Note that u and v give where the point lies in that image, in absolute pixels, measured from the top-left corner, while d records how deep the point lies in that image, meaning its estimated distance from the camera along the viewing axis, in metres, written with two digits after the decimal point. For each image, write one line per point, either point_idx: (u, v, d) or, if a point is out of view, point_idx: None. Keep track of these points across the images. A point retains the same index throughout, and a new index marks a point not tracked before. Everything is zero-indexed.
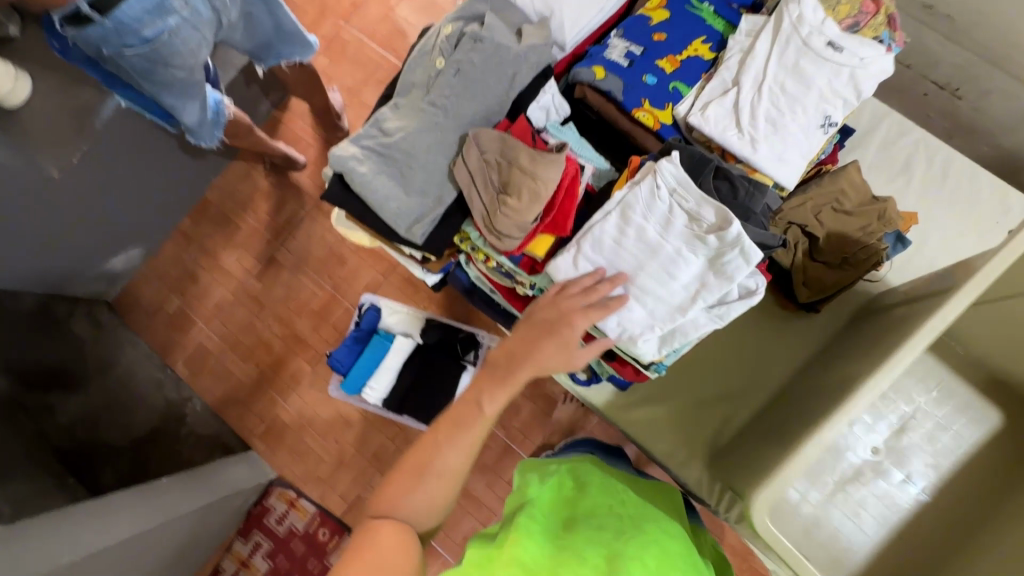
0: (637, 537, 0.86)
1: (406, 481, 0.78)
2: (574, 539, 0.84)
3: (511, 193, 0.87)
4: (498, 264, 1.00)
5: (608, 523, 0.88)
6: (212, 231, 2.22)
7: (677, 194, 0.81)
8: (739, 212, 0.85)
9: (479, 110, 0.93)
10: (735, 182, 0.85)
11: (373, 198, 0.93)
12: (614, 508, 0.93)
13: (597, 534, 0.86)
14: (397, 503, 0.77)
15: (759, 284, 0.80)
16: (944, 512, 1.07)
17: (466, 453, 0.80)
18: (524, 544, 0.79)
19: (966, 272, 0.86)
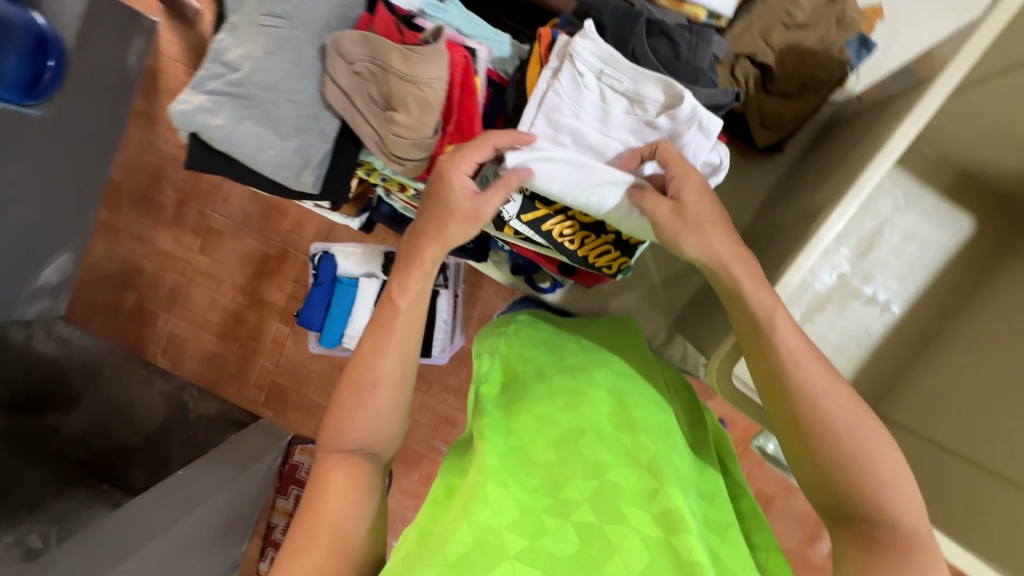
0: (597, 393, 0.71)
1: (349, 403, 0.68)
2: (534, 428, 0.68)
3: (398, 106, 0.72)
4: (416, 191, 0.88)
5: (574, 392, 0.72)
6: (135, 215, 2.00)
7: (610, 76, 0.70)
8: (687, 76, 0.73)
9: (333, 8, 0.75)
10: (673, 37, 0.72)
11: (243, 153, 0.78)
12: (565, 364, 0.79)
13: (560, 410, 0.69)
14: (348, 431, 0.67)
15: (724, 156, 0.69)
16: (914, 324, 1.00)
17: (403, 354, 0.70)
18: (490, 451, 0.63)
19: (930, 64, 0.73)
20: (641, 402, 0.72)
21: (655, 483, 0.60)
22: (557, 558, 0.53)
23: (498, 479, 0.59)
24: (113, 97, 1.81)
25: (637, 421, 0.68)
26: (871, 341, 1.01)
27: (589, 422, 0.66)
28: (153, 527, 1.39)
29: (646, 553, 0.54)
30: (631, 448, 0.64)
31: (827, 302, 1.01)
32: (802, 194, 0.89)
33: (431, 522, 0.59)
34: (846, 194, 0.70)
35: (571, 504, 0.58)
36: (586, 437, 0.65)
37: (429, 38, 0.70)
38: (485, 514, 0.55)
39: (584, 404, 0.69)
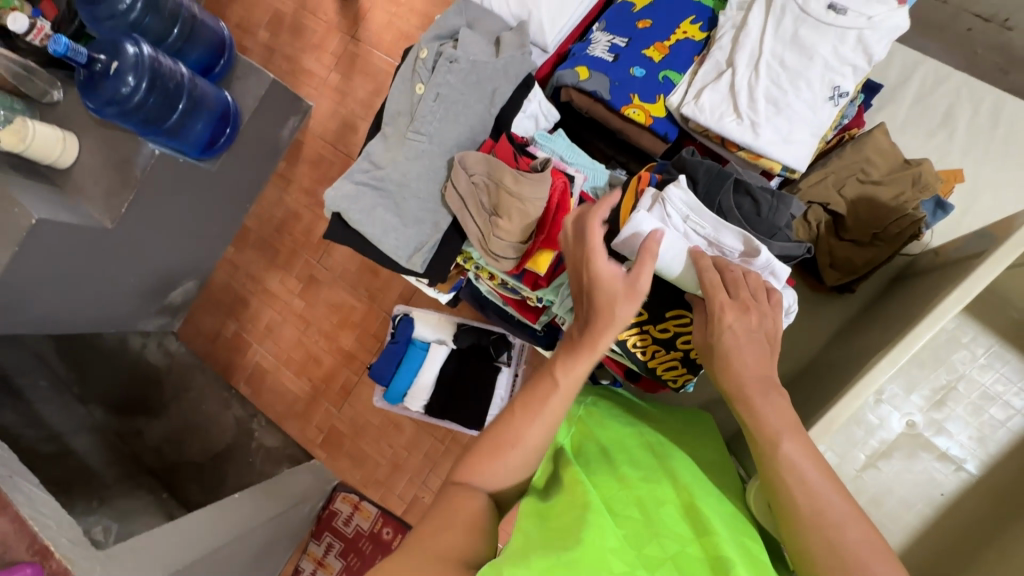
0: (680, 468, 0.72)
1: (488, 453, 0.68)
2: (615, 483, 0.69)
3: (502, 214, 0.86)
4: (503, 281, 1.01)
5: (652, 463, 0.73)
6: (254, 256, 2.28)
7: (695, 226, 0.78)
8: (765, 230, 0.82)
9: (465, 133, 0.94)
10: (756, 198, 0.81)
11: (372, 232, 0.95)
12: (647, 439, 0.79)
13: (641, 473, 0.70)
14: (481, 480, 0.68)
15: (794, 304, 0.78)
16: (993, 490, 0.94)
17: (550, 426, 0.68)
18: (581, 488, 0.65)
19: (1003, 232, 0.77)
20: (714, 487, 0.72)
21: (726, 550, 0.59)
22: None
23: (596, 513, 0.61)
24: (263, 161, 2.13)
25: (715, 501, 0.68)
26: (943, 501, 0.95)
27: (668, 492, 0.67)
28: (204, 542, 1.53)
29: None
30: (704, 515, 0.64)
31: (894, 450, 0.98)
32: (867, 335, 0.91)
33: (529, 536, 0.61)
34: (897, 347, 0.74)
35: (655, 560, 0.59)
36: (668, 504, 0.65)
37: (539, 166, 0.86)
38: (585, 533, 0.57)
39: (664, 475, 0.70)
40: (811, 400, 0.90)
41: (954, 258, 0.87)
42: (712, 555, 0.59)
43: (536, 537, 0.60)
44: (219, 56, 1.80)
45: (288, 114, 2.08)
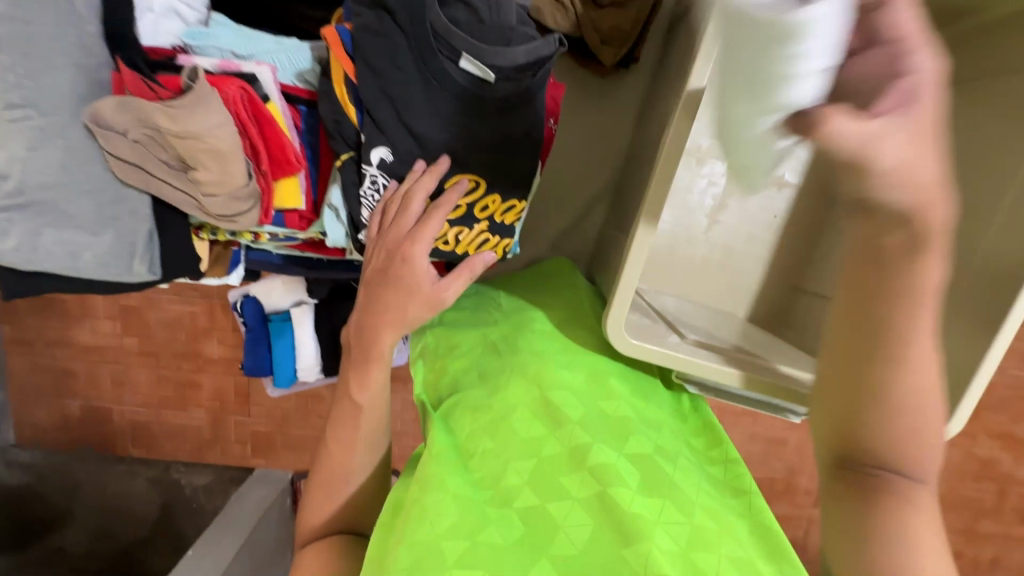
0: (524, 360, 0.67)
1: (319, 496, 0.66)
2: (469, 419, 0.62)
3: (195, 164, 0.64)
4: (271, 236, 0.82)
5: (500, 373, 0.66)
6: (40, 318, 1.78)
7: (419, 65, 0.61)
8: (498, 40, 0.61)
9: (77, 77, 0.65)
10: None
11: (58, 265, 0.70)
12: (493, 346, 0.71)
13: (490, 393, 0.64)
14: (318, 521, 0.65)
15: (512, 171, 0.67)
16: (817, 192, 0.98)
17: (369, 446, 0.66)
18: (432, 456, 0.57)
19: None
20: (566, 359, 0.68)
21: (582, 442, 0.56)
22: (501, 549, 0.49)
23: (438, 484, 0.54)
24: None
25: (569, 380, 0.64)
26: (780, 222, 0.99)
27: (519, 399, 0.62)
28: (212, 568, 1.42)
29: (590, 521, 0.51)
30: (558, 408, 0.60)
31: (728, 196, 1.00)
32: (662, 104, 0.84)
33: (383, 541, 0.54)
34: (685, 107, 0.64)
35: (513, 491, 0.54)
36: (518, 411, 0.61)
37: (190, 80, 0.61)
38: (428, 526, 0.51)
39: (513, 379, 0.64)
40: (634, 200, 0.88)
41: None
42: (572, 451, 0.56)
43: (388, 538, 0.54)
44: None
45: None
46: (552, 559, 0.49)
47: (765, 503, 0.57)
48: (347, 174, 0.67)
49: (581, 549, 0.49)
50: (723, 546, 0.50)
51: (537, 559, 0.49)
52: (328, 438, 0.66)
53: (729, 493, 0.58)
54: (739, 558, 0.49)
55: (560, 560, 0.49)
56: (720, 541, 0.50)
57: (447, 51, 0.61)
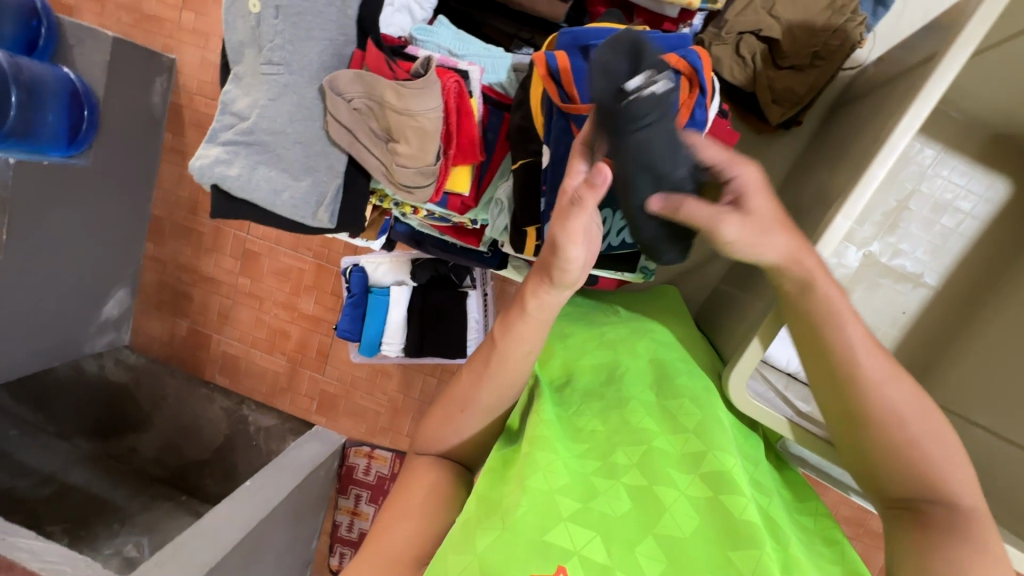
0: (637, 363, 0.68)
1: (443, 416, 0.68)
2: (581, 401, 0.65)
3: (398, 138, 0.73)
4: (429, 212, 0.90)
5: (612, 366, 0.69)
6: (178, 246, 2.00)
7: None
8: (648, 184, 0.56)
9: (327, 48, 0.77)
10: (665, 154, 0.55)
11: (260, 198, 0.81)
12: (607, 339, 0.75)
13: (603, 385, 0.66)
14: (435, 437, 0.68)
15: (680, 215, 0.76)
16: (950, 299, 0.95)
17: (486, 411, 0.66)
18: (540, 420, 0.58)
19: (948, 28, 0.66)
20: (684, 368, 0.68)
21: (696, 445, 0.56)
22: (612, 518, 0.49)
23: (550, 444, 0.54)
24: (142, 136, 1.82)
25: (682, 386, 0.64)
26: (906, 319, 0.96)
27: (634, 392, 0.63)
28: (258, 509, 1.56)
29: (696, 515, 0.50)
30: (673, 411, 0.61)
31: (856, 283, 0.97)
32: (815, 176, 0.85)
33: (489, 487, 0.55)
34: (854, 191, 0.64)
35: (620, 467, 0.54)
36: (631, 403, 0.61)
37: (420, 69, 0.71)
38: (539, 475, 0.51)
39: (626, 373, 0.67)
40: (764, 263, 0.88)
41: (894, 71, 0.78)
42: (682, 450, 0.56)
43: (501, 486, 0.55)
44: (37, 25, 1.58)
45: (150, 76, 1.75)
46: (658, 539, 0.49)
47: (854, 552, 0.55)
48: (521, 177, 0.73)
49: (685, 536, 0.49)
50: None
51: (644, 536, 0.49)
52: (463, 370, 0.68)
53: (819, 540, 0.56)
54: None
55: (667, 541, 0.48)
56: (819, 572, 0.48)
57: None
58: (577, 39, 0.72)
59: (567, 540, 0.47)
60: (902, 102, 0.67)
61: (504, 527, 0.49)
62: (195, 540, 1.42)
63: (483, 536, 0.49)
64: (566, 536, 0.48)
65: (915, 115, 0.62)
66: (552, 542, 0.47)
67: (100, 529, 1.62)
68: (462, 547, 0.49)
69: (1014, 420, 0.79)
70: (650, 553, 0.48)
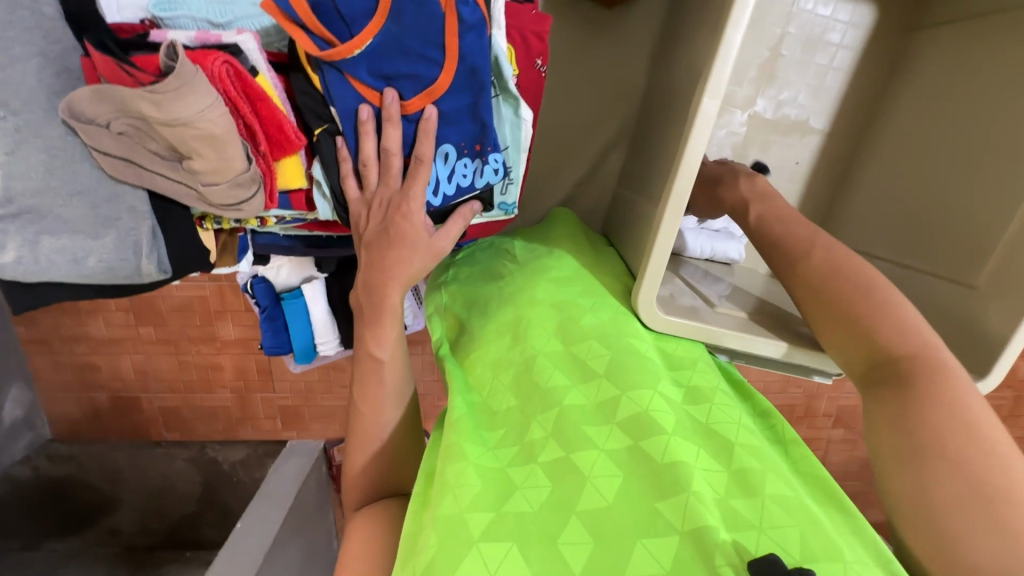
0: (540, 313, 0.62)
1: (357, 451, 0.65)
2: (491, 375, 0.59)
3: (188, 153, 0.59)
4: (279, 218, 0.77)
5: (517, 322, 0.63)
6: (54, 318, 1.75)
7: (355, 55, 0.56)
8: None
9: (44, 66, 0.58)
10: None
11: (65, 274, 0.67)
12: (508, 293, 0.69)
13: (510, 348, 0.61)
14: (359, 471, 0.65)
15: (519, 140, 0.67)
16: (840, 138, 0.94)
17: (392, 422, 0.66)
18: (453, 418, 0.54)
19: None
20: (588, 302, 0.63)
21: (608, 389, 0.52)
22: (531, 513, 0.44)
23: (456, 452, 0.50)
24: None
25: (590, 325, 0.59)
26: (802, 169, 0.95)
27: (539, 349, 0.58)
28: (265, 537, 1.50)
29: (619, 471, 0.46)
30: (582, 357, 0.56)
31: (748, 147, 0.94)
32: (682, 44, 0.77)
33: (413, 519, 0.50)
34: (714, 68, 0.56)
35: (536, 445, 0.49)
36: (537, 363, 0.56)
37: (169, 59, 0.54)
38: (449, 497, 0.46)
39: (531, 328, 0.61)
40: (650, 157, 0.81)
41: None
42: (596, 400, 0.52)
43: (421, 514, 0.49)
44: None
45: None
46: (582, 516, 0.43)
47: (809, 450, 0.53)
48: (324, 148, 0.62)
49: (611, 501, 0.44)
50: (769, 484, 0.45)
51: (568, 518, 0.43)
52: (356, 403, 0.66)
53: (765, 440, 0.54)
54: (789, 494, 0.44)
55: (591, 515, 0.43)
56: (767, 477, 0.45)
57: (387, 44, 0.57)
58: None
59: (485, 564, 0.41)
60: None
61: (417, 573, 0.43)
62: None
63: None
64: (480, 562, 0.41)
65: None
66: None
67: None
68: None
69: (906, 242, 0.77)
70: (573, 540, 0.42)
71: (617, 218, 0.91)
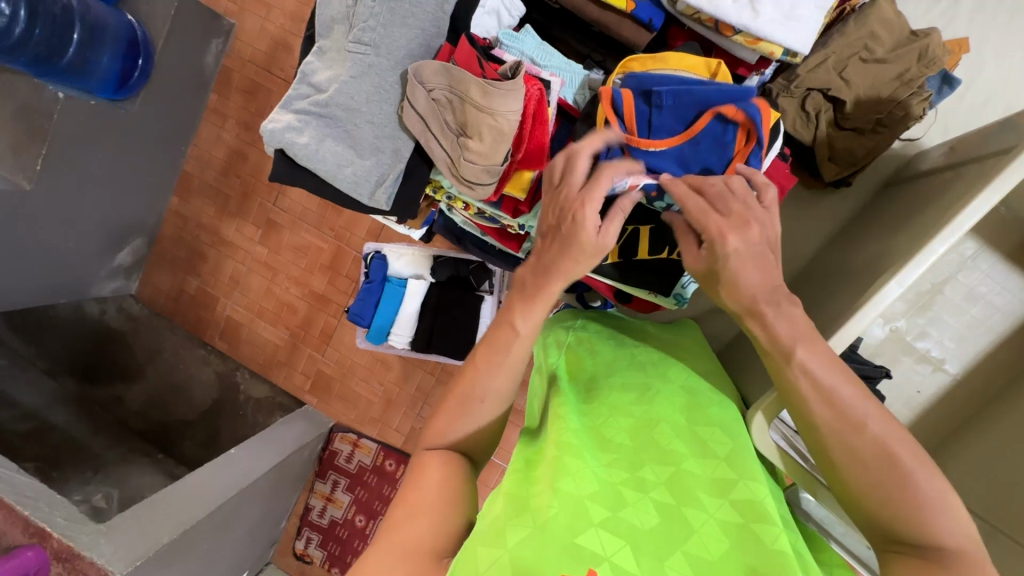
0: (669, 388, 0.68)
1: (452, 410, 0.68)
2: (606, 415, 0.65)
3: (471, 133, 0.75)
4: (479, 210, 0.91)
5: (644, 385, 0.69)
6: (202, 205, 1.98)
7: (648, 152, 0.74)
8: None
9: (416, 37, 0.80)
10: None
11: (322, 169, 0.83)
12: (637, 360, 0.76)
13: (633, 401, 0.67)
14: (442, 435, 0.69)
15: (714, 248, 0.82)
16: (969, 395, 0.96)
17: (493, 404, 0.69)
18: (565, 428, 0.60)
19: None
20: (717, 397, 0.69)
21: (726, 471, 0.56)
22: (640, 530, 0.49)
23: (576, 454, 0.56)
24: (190, 94, 1.82)
25: (714, 416, 0.64)
26: (921, 399, 0.98)
27: (665, 414, 0.63)
28: (237, 480, 1.47)
29: (726, 540, 0.49)
30: (703, 437, 0.60)
31: (879, 355, 1.01)
32: (869, 241, 0.87)
33: (516, 487, 0.55)
34: (908, 262, 0.67)
35: (648, 483, 0.55)
36: (660, 425, 0.61)
37: (509, 71, 0.74)
38: (568, 482, 0.51)
39: (657, 395, 0.67)
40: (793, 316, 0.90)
41: (970, 151, 0.80)
42: (713, 474, 0.56)
43: (530, 487, 0.54)
44: None
45: (208, 36, 1.77)
46: (686, 555, 0.48)
47: None
48: None
49: (715, 557, 0.48)
50: None
51: (673, 551, 0.48)
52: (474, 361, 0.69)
53: None
54: None
55: (695, 558, 0.48)
56: None
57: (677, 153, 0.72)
58: (641, 83, 0.75)
59: (601, 546, 0.46)
60: (970, 187, 0.71)
61: (535, 527, 0.48)
62: (186, 493, 1.36)
63: (515, 535, 0.47)
64: (596, 541, 0.46)
65: (981, 201, 0.66)
66: (583, 544, 0.46)
67: (72, 472, 1.48)
68: (491, 540, 0.48)
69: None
70: (678, 567, 0.47)
71: (734, 356, 0.98)
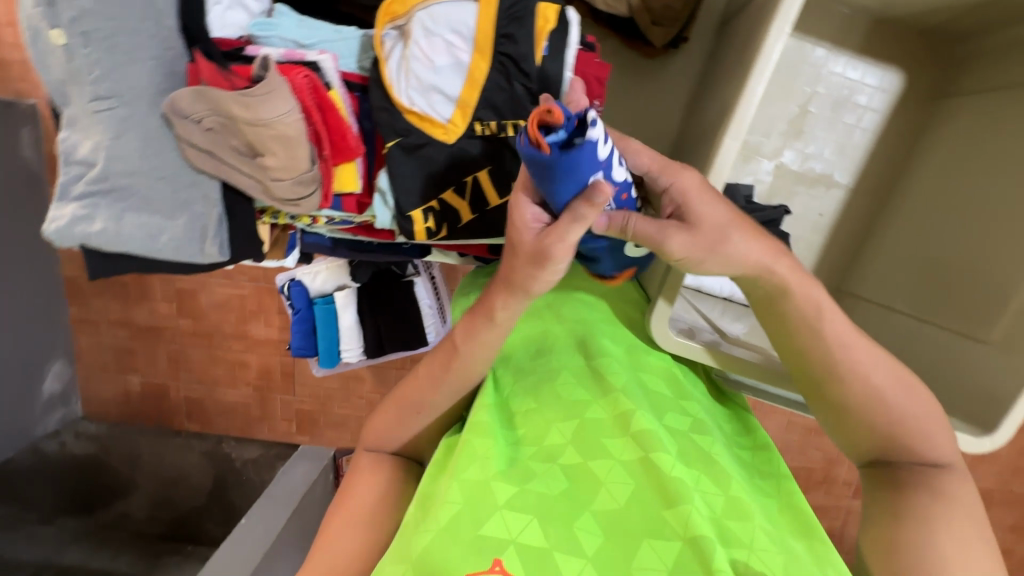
0: (566, 329, 0.65)
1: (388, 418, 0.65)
2: (518, 377, 0.61)
3: (262, 150, 0.68)
4: (328, 219, 0.85)
5: (542, 336, 0.66)
6: (102, 299, 1.76)
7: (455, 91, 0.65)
8: None
9: (155, 68, 0.69)
10: None
11: (138, 247, 0.75)
12: (534, 307, 0.71)
13: (533, 358, 0.63)
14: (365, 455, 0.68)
15: None
16: (864, 200, 0.96)
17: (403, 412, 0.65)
18: (482, 408, 0.57)
19: None
20: (607, 330, 0.66)
21: (626, 405, 0.54)
22: (548, 497, 0.47)
23: (487, 432, 0.53)
24: None
25: (607, 347, 0.62)
26: (824, 221, 0.98)
27: (564, 362, 0.61)
28: (263, 539, 1.40)
29: (631, 481, 0.48)
30: (601, 371, 0.58)
31: (774, 196, 0.99)
32: (714, 93, 0.83)
33: (431, 484, 0.54)
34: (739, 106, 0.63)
35: (557, 449, 0.51)
36: (562, 375, 0.59)
37: (261, 70, 0.65)
38: (472, 470, 0.49)
39: (556, 344, 0.64)
40: None
41: None
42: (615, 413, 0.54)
43: (439, 481, 0.53)
44: None
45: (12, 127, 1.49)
46: (595, 515, 0.46)
47: (797, 486, 0.55)
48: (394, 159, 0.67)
49: (623, 505, 0.47)
50: (757, 517, 0.47)
51: (581, 513, 0.46)
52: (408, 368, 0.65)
53: (759, 476, 0.56)
54: (772, 531, 0.47)
55: (603, 515, 0.46)
56: (755, 510, 0.47)
57: (484, 87, 0.64)
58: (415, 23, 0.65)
59: (502, 531, 0.45)
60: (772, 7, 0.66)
61: (439, 528, 0.46)
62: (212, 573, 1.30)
63: (419, 541, 0.46)
64: (501, 525, 0.45)
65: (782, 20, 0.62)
66: (486, 534, 0.45)
67: None
68: (399, 555, 0.47)
69: (924, 298, 0.80)
70: (587, 527, 0.46)
71: None
